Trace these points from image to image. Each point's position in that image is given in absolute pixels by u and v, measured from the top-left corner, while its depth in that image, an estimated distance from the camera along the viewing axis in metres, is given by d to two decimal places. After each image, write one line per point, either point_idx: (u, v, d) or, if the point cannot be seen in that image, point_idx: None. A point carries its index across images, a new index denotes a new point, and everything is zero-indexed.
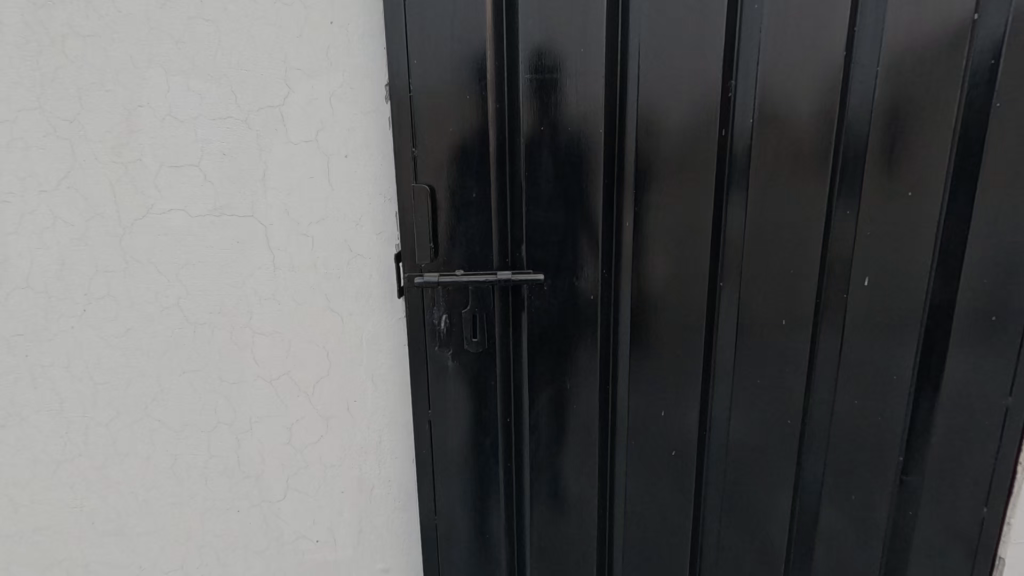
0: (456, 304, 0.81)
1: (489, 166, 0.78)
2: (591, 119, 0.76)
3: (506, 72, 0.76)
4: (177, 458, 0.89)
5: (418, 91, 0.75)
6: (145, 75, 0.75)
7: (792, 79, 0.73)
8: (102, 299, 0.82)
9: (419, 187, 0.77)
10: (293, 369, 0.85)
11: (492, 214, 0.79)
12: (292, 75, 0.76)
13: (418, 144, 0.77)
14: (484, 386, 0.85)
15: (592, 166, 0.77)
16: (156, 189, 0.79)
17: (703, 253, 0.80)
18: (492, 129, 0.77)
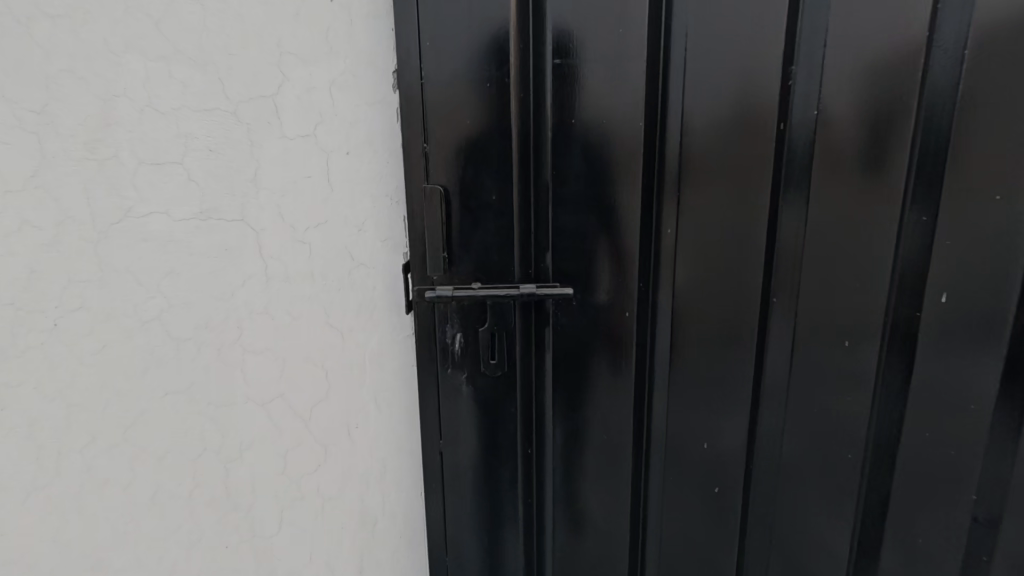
0: (471, 321, 0.73)
1: (512, 165, 0.69)
2: (628, 114, 0.67)
3: (531, 59, 0.67)
4: (160, 488, 0.80)
5: (431, 78, 0.67)
6: (121, 61, 0.66)
7: (864, 64, 0.64)
8: (75, 313, 0.71)
9: (430, 188, 0.69)
10: (287, 392, 0.77)
11: (514, 219, 0.71)
12: (286, 61, 0.67)
13: (430, 141, 0.68)
14: (502, 412, 0.76)
15: (630, 163, 0.68)
16: (135, 189, 0.70)
17: (754, 265, 0.71)
18: (515, 124, 0.68)
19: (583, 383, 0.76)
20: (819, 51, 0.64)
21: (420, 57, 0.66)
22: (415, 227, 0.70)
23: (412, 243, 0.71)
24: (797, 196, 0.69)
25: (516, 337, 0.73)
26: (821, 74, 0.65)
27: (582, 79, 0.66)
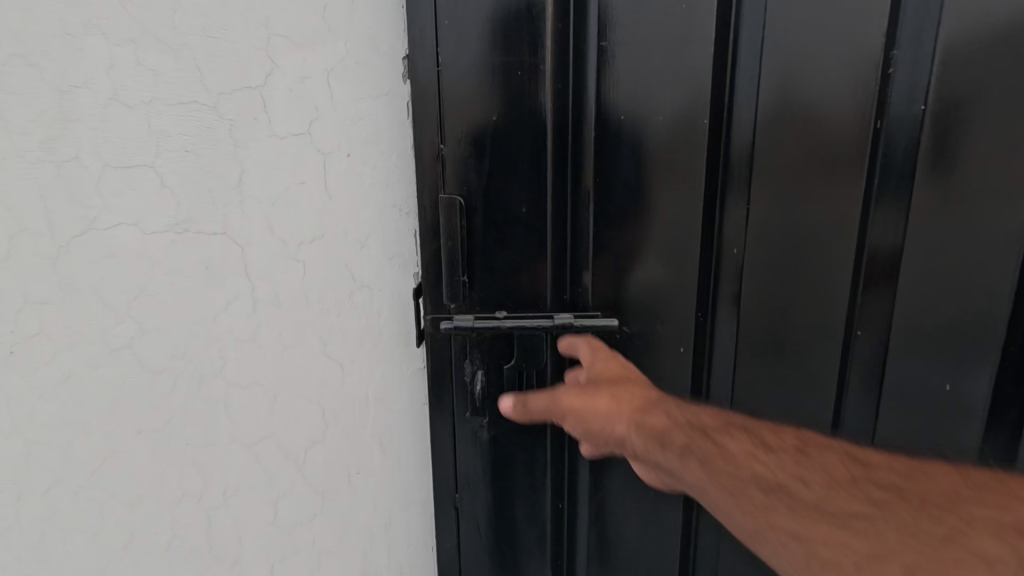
0: (493, 358, 0.64)
1: (546, 171, 0.58)
2: (685, 110, 0.57)
3: (571, 44, 0.56)
4: (133, 538, 0.69)
5: (450, 66, 0.56)
6: (82, 45, 0.55)
7: (983, 49, 0.53)
8: (34, 340, 0.61)
9: (446, 200, 0.58)
10: (279, 432, 0.67)
11: (548, 234, 0.60)
12: (276, 44, 0.57)
13: (448, 142, 0.58)
14: (527, 461, 0.67)
15: (691, 167, 0.58)
16: (99, 198, 0.59)
17: (838, 291, 0.61)
18: (552, 122, 0.57)
19: None
20: (924, 36, 0.54)
21: (436, 41, 0.55)
22: (429, 246, 0.60)
23: (425, 263, 0.60)
24: (891, 208, 0.59)
25: (547, 374, 0.64)
26: (927, 64, 0.54)
27: (628, 66, 0.56)
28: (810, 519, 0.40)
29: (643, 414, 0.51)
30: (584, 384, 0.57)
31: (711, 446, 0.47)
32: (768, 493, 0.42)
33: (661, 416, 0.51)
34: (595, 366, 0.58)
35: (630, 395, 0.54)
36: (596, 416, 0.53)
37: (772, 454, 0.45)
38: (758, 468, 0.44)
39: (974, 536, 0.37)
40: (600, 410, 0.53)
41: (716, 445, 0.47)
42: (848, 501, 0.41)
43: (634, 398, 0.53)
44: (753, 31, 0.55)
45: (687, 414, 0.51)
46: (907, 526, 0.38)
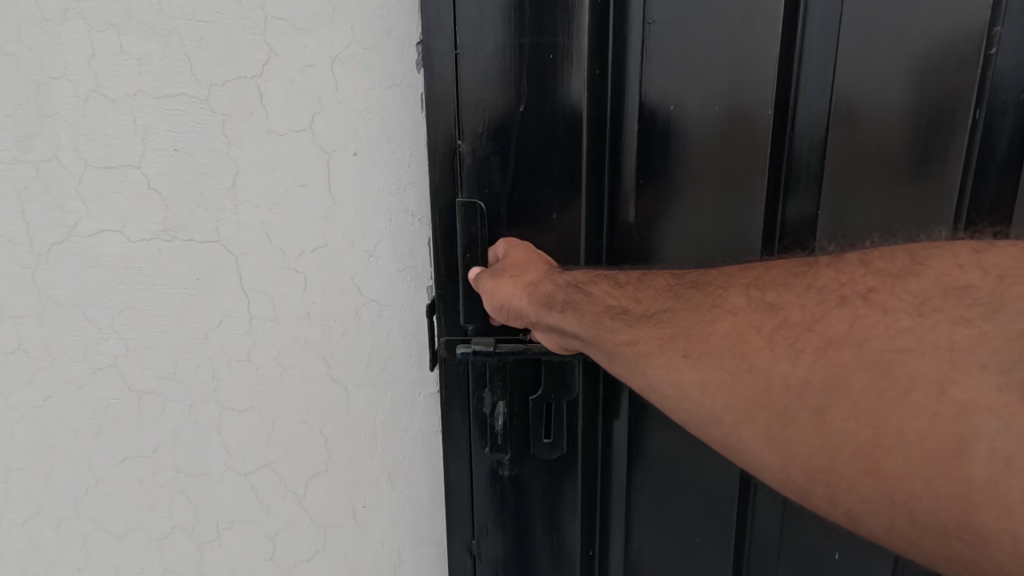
0: (515, 386, 0.57)
1: (581, 168, 0.52)
2: (743, 99, 0.50)
3: (610, 27, 0.50)
4: (121, 572, 0.64)
5: (470, 50, 0.49)
6: (60, 32, 0.50)
7: None
8: (15, 356, 0.57)
9: (464, 204, 0.52)
10: (277, 461, 0.60)
11: (580, 242, 0.54)
12: (272, 25, 0.50)
13: (468, 137, 0.51)
14: (552, 501, 0.60)
15: (753, 164, 0.51)
16: (80, 201, 0.54)
17: None
18: (588, 114, 0.51)
19: (661, 459, 0.59)
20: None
21: (456, 18, 0.48)
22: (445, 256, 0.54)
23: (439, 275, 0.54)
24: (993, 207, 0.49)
25: (578, 402, 0.57)
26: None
27: (671, 51, 0.50)
28: (636, 325, 0.42)
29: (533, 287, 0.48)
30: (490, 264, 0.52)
31: (584, 298, 0.46)
32: (616, 316, 0.44)
33: (547, 278, 0.49)
34: (514, 248, 0.52)
35: (531, 264, 0.51)
36: (499, 295, 0.49)
37: (626, 287, 0.46)
38: (610, 301, 0.45)
39: (730, 299, 0.40)
40: (500, 286, 0.49)
41: (589, 295, 0.46)
42: (664, 301, 0.43)
43: (531, 272, 0.50)
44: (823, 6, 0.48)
45: (570, 275, 0.49)
46: (695, 309, 0.41)
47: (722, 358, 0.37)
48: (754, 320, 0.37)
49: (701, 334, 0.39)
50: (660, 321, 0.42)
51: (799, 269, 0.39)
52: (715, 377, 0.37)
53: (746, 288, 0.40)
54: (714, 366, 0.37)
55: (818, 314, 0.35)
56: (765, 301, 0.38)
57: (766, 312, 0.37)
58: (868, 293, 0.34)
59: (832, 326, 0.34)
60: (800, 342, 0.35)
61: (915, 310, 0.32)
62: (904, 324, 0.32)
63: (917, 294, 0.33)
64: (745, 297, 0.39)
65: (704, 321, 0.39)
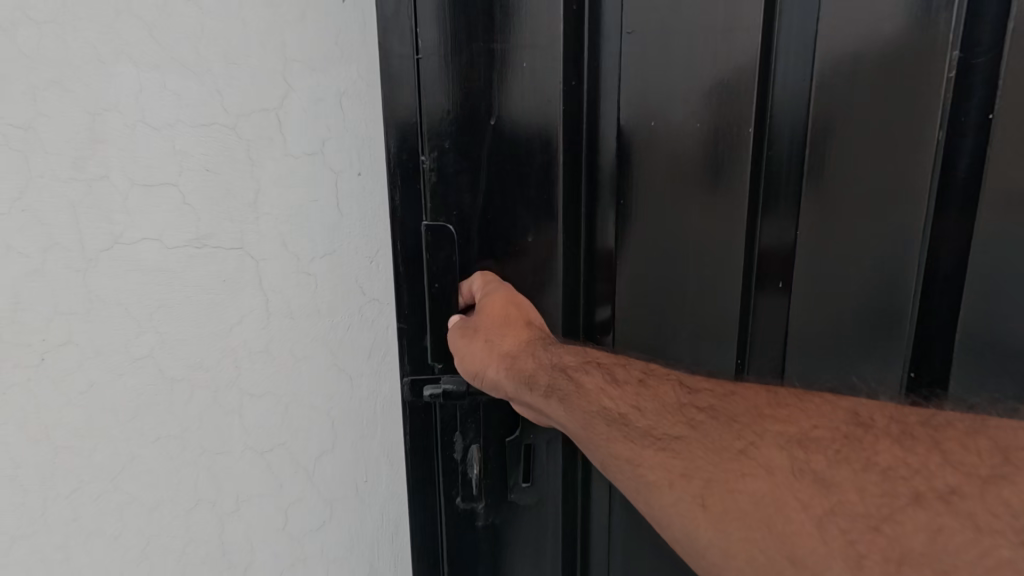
0: (483, 431, 0.70)
1: (558, 181, 0.62)
2: (704, 116, 0.60)
3: (585, 51, 0.61)
4: (151, 541, 0.71)
5: (430, 77, 0.58)
6: (114, 71, 0.59)
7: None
8: (65, 346, 0.63)
9: (435, 225, 0.62)
10: (290, 441, 0.72)
11: (558, 249, 0.65)
12: (292, 67, 0.63)
13: (431, 154, 0.60)
14: (517, 522, 0.74)
15: (732, 178, 0.60)
16: (125, 213, 0.62)
17: (890, 309, 0.60)
18: (565, 130, 0.61)
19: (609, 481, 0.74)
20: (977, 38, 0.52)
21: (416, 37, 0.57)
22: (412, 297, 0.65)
23: (405, 317, 0.65)
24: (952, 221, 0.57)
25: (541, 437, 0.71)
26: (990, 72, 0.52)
27: (641, 70, 0.60)
28: (642, 444, 0.53)
29: (512, 361, 0.62)
30: (464, 323, 0.63)
31: (570, 387, 0.59)
32: (610, 422, 0.55)
33: (527, 355, 0.62)
34: (488, 291, 0.63)
35: (511, 331, 0.62)
36: (473, 361, 0.62)
37: (625, 391, 0.56)
38: (604, 401, 0.56)
39: (762, 453, 0.47)
40: (476, 359, 0.62)
41: (577, 385, 0.58)
42: (678, 427, 0.52)
43: (508, 344, 0.62)
44: (796, 35, 0.57)
45: (554, 355, 0.61)
46: (713, 447, 0.49)
47: (756, 535, 0.44)
48: (796, 491, 0.44)
49: (732, 492, 0.46)
50: (665, 447, 0.52)
51: (855, 430, 0.46)
52: (740, 544, 0.44)
53: (786, 446, 0.47)
54: (744, 536, 0.44)
55: (885, 513, 0.41)
56: (812, 471, 0.45)
57: (822, 489, 0.43)
58: (951, 495, 0.40)
59: (898, 528, 0.40)
60: (862, 538, 0.41)
61: (1016, 544, 0.37)
62: (1004, 553, 0.37)
63: (1016, 512, 0.38)
64: (785, 455, 0.46)
65: (722, 464, 0.48)
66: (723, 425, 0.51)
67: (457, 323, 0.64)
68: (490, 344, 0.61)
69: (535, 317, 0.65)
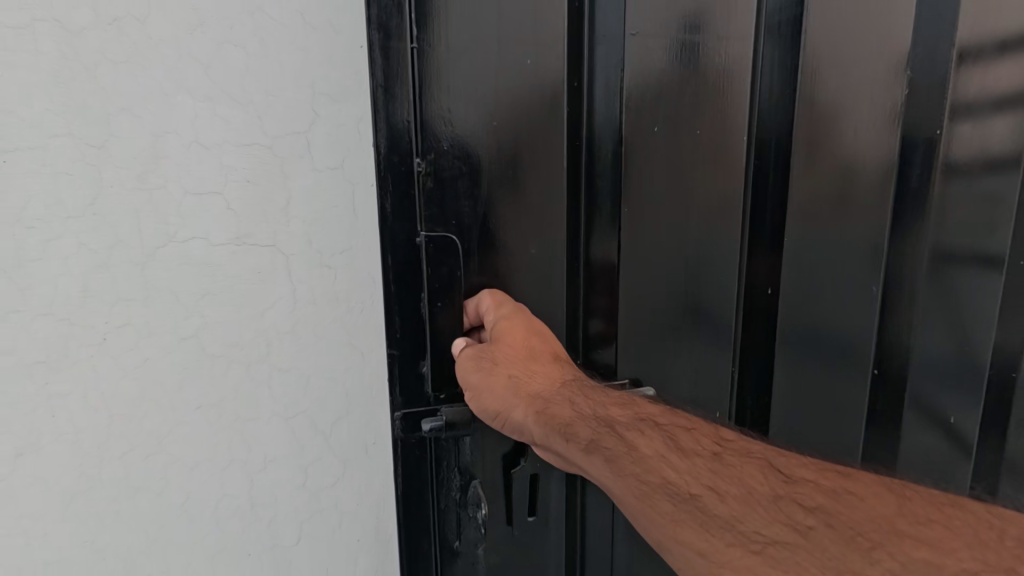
0: (481, 468, 0.90)
1: (557, 170, 0.83)
2: (684, 112, 0.87)
3: (583, 59, 0.82)
4: (189, 496, 0.84)
5: (431, 81, 0.75)
6: (173, 102, 0.73)
7: (890, 103, 0.91)
8: (123, 328, 0.76)
9: (439, 237, 0.79)
10: (309, 407, 0.87)
11: (531, 246, 0.85)
12: (319, 100, 0.79)
13: (425, 158, 0.77)
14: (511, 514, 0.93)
15: (712, 158, 0.90)
16: (179, 217, 0.76)
17: (831, 266, 0.96)
18: (563, 128, 0.82)
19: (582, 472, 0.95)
20: (860, 144, 0.92)
21: (415, 34, 0.73)
22: (403, 322, 0.80)
23: (399, 343, 0.80)
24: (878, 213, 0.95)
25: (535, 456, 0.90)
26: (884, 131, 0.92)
27: (633, 68, 0.84)
28: (719, 525, 0.64)
29: (538, 406, 0.81)
30: (475, 351, 0.81)
31: (626, 450, 0.74)
32: (668, 488, 0.69)
33: (571, 411, 0.80)
34: (493, 319, 0.82)
35: (535, 378, 0.83)
36: (492, 401, 0.81)
37: (688, 465, 0.71)
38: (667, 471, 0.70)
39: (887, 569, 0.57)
40: (494, 397, 0.80)
41: (630, 447, 0.74)
42: (776, 527, 0.62)
43: (533, 387, 0.82)
44: (772, 61, 0.88)
45: (598, 413, 0.79)
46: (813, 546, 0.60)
47: None
48: None
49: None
50: (751, 540, 0.62)
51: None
52: None
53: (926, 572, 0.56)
54: None
55: None
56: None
57: None
58: None
59: None
60: None
61: None
62: None
63: None
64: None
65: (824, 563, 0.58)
66: (817, 519, 0.62)
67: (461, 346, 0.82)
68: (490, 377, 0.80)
69: (535, 343, 0.83)
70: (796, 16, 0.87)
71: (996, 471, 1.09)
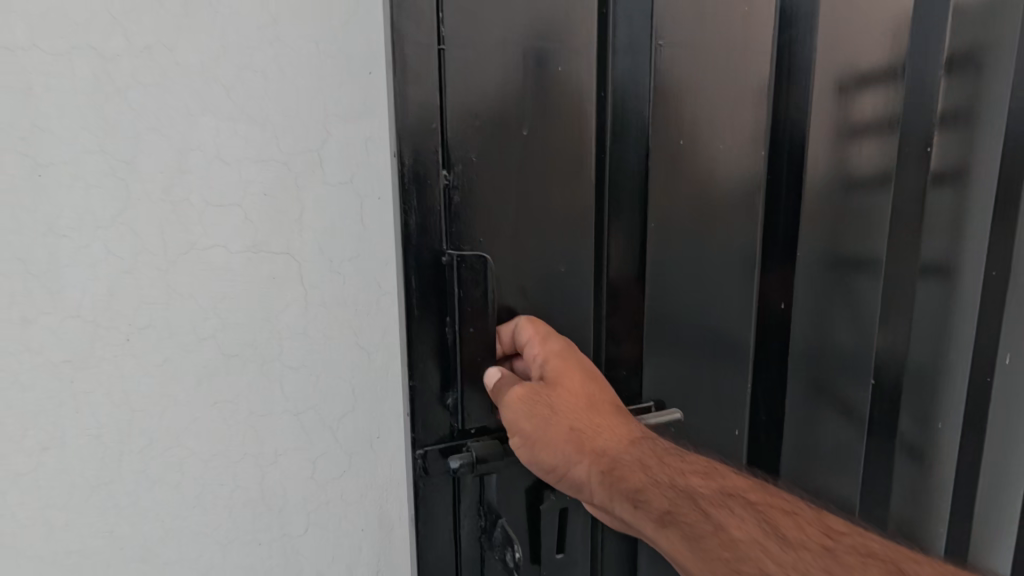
0: (507, 506, 0.93)
1: (586, 165, 0.90)
2: (699, 112, 0.97)
3: (609, 63, 0.89)
4: (204, 488, 0.89)
5: (455, 86, 0.78)
6: (196, 121, 0.80)
7: (863, 110, 1.08)
8: (145, 329, 0.82)
9: (469, 256, 0.82)
10: (318, 404, 0.93)
11: (553, 244, 0.90)
12: (330, 120, 0.86)
13: (451, 171, 0.80)
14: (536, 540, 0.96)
15: (722, 154, 1.00)
16: (200, 226, 0.82)
17: (821, 247, 1.11)
18: (590, 127, 0.89)
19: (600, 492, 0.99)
20: (850, 146, 1.09)
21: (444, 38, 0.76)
22: (425, 342, 0.83)
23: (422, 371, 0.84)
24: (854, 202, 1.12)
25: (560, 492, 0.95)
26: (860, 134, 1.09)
27: (653, 72, 0.92)
28: None
29: (597, 459, 0.83)
30: (524, 391, 0.82)
31: (714, 530, 0.74)
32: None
33: (646, 479, 0.80)
34: (536, 356, 0.86)
35: (597, 434, 0.85)
36: (548, 447, 0.83)
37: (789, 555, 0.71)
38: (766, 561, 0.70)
39: None
40: (549, 444, 0.83)
41: (719, 527, 0.74)
42: None
43: (594, 442, 0.84)
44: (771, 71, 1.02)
45: (678, 484, 0.80)
46: None
47: None
48: None
49: None
50: None
51: None
52: None
53: None
54: None
55: None
56: None
57: None
58: None
59: None
60: None
61: None
62: None
63: None
64: None
65: None
66: None
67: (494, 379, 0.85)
68: (536, 414, 0.83)
69: (579, 385, 0.87)
70: (798, 31, 1.02)
71: (918, 441, 1.31)
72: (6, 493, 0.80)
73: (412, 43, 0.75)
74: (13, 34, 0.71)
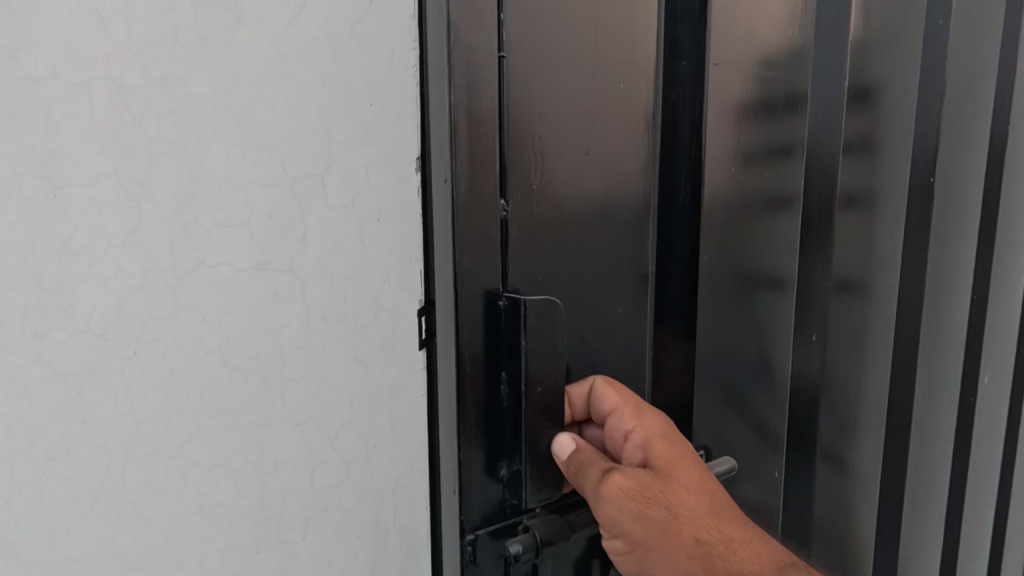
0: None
1: (626, 183, 0.98)
2: (723, 130, 1.07)
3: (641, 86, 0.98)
4: (205, 496, 0.92)
5: (513, 108, 0.85)
6: (208, 146, 0.85)
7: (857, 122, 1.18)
8: (153, 343, 0.86)
9: (535, 304, 0.86)
10: (318, 413, 0.98)
11: (600, 260, 0.97)
12: (333, 148, 0.93)
13: (508, 201, 0.86)
14: None
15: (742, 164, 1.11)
16: (209, 245, 0.87)
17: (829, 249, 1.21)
18: (629, 147, 0.98)
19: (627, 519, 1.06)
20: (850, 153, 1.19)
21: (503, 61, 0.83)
22: (479, 398, 0.88)
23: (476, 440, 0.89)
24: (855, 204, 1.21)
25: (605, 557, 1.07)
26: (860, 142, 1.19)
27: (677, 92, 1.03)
28: None
29: None
30: (633, 489, 0.93)
31: None
32: None
33: None
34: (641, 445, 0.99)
35: (727, 554, 0.97)
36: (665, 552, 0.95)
37: None
38: None
39: None
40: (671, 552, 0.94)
41: None
42: None
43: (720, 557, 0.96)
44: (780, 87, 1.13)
45: None
46: None
47: None
48: None
49: None
50: None
51: None
52: None
53: None
54: None
55: None
56: None
57: None
58: None
59: None
60: None
61: None
62: None
63: None
64: None
65: None
66: None
67: (569, 458, 0.93)
68: (628, 493, 0.92)
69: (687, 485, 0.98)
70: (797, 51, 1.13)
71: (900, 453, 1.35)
72: (8, 504, 0.80)
73: (466, 46, 0.79)
74: (36, 65, 0.75)
